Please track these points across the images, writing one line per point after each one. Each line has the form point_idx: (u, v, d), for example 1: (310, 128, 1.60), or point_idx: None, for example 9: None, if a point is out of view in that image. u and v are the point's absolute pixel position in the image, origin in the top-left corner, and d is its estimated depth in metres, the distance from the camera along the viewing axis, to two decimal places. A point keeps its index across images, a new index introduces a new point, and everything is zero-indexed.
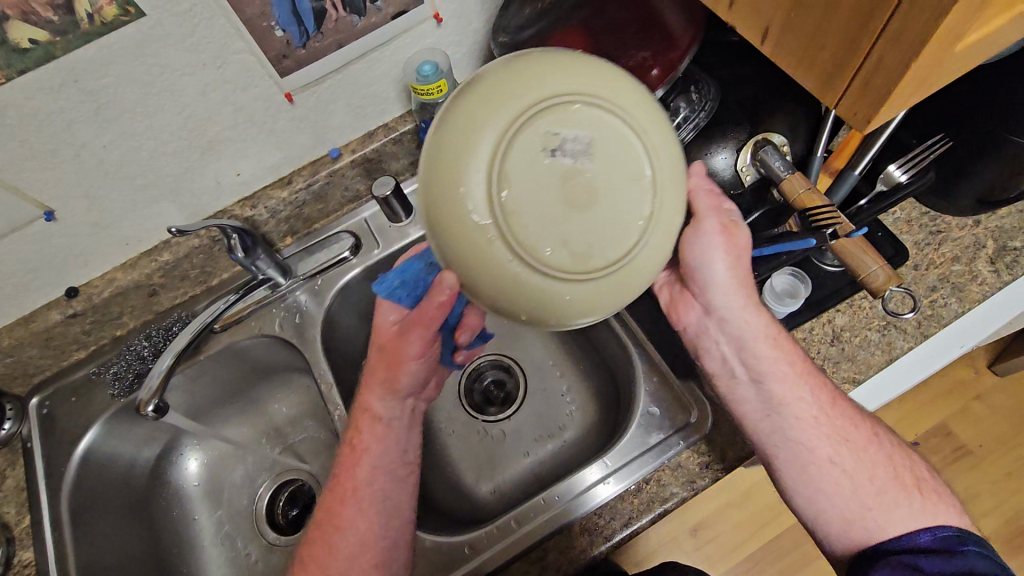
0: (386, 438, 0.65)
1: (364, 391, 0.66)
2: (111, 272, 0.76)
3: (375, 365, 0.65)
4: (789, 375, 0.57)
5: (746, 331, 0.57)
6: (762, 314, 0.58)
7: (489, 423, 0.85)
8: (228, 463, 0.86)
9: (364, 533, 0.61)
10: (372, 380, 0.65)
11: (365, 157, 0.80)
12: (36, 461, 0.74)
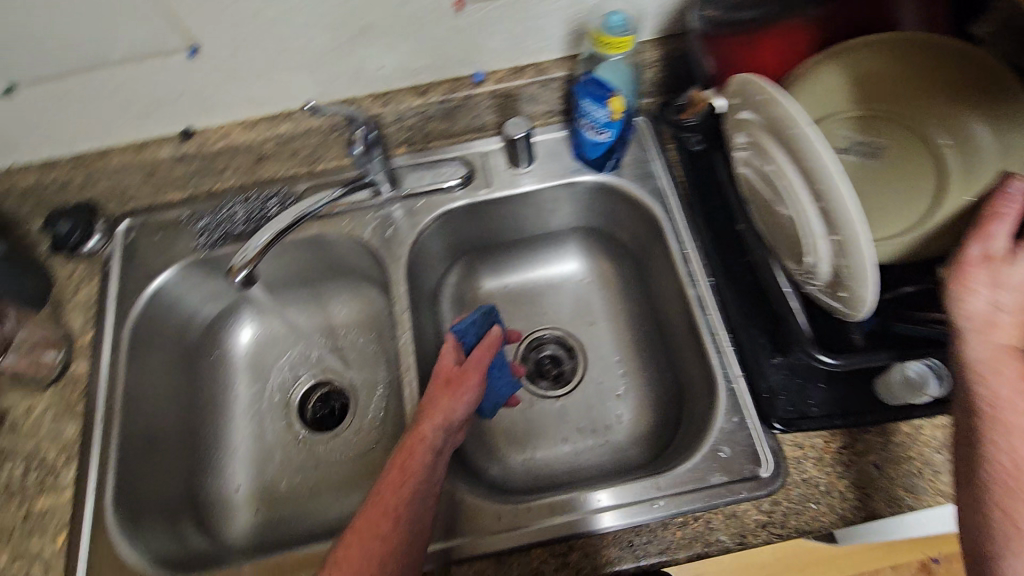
0: (430, 471, 0.59)
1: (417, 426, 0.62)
2: (228, 127, 0.74)
3: (435, 395, 0.65)
4: (1011, 406, 0.41)
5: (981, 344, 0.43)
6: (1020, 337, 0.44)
7: (535, 395, 0.83)
8: (278, 345, 0.87)
9: (414, 524, 0.55)
10: (431, 410, 0.63)
11: (506, 90, 0.76)
12: (111, 283, 0.76)
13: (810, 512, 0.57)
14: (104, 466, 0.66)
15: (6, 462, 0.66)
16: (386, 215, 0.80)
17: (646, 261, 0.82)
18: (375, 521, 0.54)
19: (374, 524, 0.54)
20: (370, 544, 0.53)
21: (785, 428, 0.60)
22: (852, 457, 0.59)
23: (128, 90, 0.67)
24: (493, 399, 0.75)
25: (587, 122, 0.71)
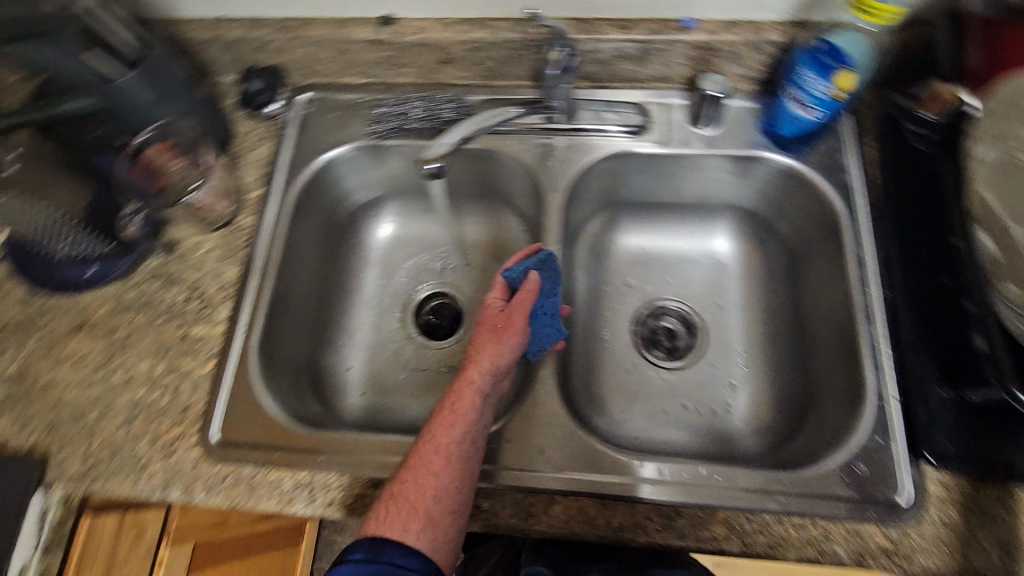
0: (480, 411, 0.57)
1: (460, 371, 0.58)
2: (427, 21, 0.74)
3: (477, 344, 0.60)
4: None
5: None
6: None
7: (642, 361, 0.82)
8: (410, 246, 0.89)
9: (466, 465, 0.54)
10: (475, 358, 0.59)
11: (712, 45, 0.71)
12: (285, 149, 0.79)
13: (941, 554, 0.54)
14: (252, 315, 0.70)
15: (173, 287, 0.72)
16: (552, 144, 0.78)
17: (798, 265, 0.78)
18: (425, 456, 0.52)
19: (425, 459, 0.52)
20: (421, 477, 0.51)
21: (936, 462, 0.57)
22: (1004, 514, 0.54)
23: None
24: (538, 342, 0.67)
25: (798, 93, 0.66)
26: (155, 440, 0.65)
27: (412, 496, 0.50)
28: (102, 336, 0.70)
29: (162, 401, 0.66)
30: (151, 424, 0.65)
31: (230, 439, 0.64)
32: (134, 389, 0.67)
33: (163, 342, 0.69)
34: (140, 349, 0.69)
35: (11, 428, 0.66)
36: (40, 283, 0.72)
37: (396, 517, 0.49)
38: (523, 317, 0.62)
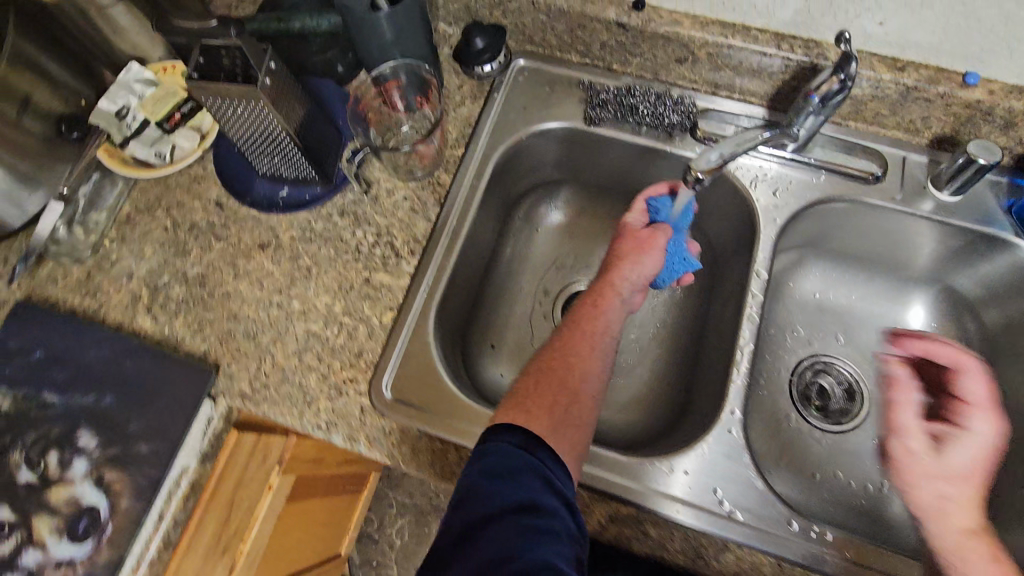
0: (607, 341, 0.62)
1: (596, 292, 0.66)
2: (677, 14, 0.68)
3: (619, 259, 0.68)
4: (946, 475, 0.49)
5: (943, 465, 0.49)
6: (982, 463, 0.49)
7: (793, 414, 0.77)
8: (579, 235, 0.85)
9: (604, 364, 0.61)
10: (613, 276, 0.66)
11: (992, 110, 0.63)
12: (490, 112, 0.75)
13: None
14: (436, 279, 0.68)
15: (361, 228, 0.70)
16: (774, 172, 0.71)
17: (995, 365, 0.71)
18: (559, 371, 0.58)
19: (558, 375, 0.58)
20: (557, 391, 0.57)
21: None
22: None
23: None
24: (667, 272, 0.72)
25: None
26: (326, 378, 0.64)
27: (548, 402, 0.56)
28: (286, 260, 0.69)
29: (336, 341, 0.65)
30: (323, 361, 0.65)
31: (402, 398, 0.62)
32: (310, 321, 0.66)
33: (345, 281, 0.68)
34: (323, 283, 0.68)
35: (188, 329, 0.66)
36: (237, 181, 0.72)
37: (546, 399, 0.56)
38: (665, 239, 0.69)
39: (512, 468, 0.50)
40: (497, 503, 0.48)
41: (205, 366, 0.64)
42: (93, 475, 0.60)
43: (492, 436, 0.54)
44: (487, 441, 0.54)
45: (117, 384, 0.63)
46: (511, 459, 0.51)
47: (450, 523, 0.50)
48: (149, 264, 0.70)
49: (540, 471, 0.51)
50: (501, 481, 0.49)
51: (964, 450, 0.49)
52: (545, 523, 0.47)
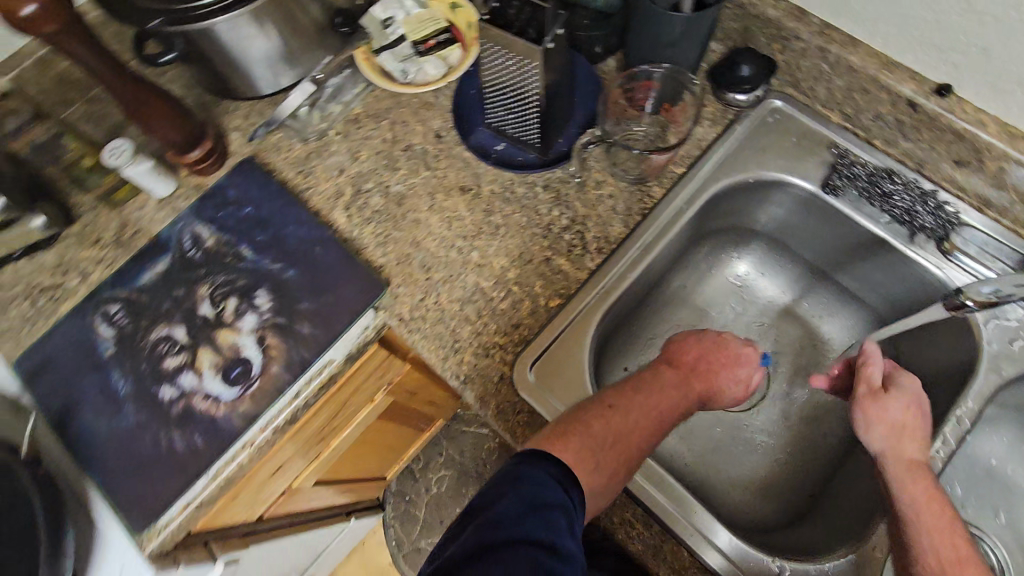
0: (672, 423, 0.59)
1: (687, 379, 0.60)
2: (982, 114, 0.63)
3: (715, 364, 0.62)
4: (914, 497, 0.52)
5: (903, 442, 0.56)
6: (914, 413, 0.58)
7: None
8: (755, 292, 0.81)
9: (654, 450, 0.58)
10: (704, 387, 0.61)
11: None
12: (728, 141, 0.72)
13: None
14: (615, 285, 0.67)
15: (560, 207, 0.70)
16: (1018, 321, 0.63)
17: None
18: (630, 434, 0.56)
19: (628, 443, 0.55)
20: (621, 462, 0.54)
21: None
22: None
23: (990, 21, 0.56)
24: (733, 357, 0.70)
25: None
26: (478, 334, 0.64)
27: (612, 464, 0.54)
28: (480, 210, 0.71)
29: (501, 305, 0.66)
30: (480, 317, 0.65)
31: (542, 383, 0.62)
32: (481, 276, 0.67)
33: (526, 252, 0.68)
34: (505, 246, 0.69)
35: (373, 239, 0.70)
36: (467, 121, 0.75)
37: (584, 444, 0.54)
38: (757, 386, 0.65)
39: (540, 498, 0.49)
40: (514, 534, 0.46)
41: (377, 277, 0.67)
42: (256, 334, 0.64)
43: (525, 461, 0.52)
44: (519, 465, 0.52)
45: (302, 264, 0.67)
46: (542, 492, 0.49)
47: (462, 543, 0.47)
48: (363, 166, 0.74)
49: (563, 508, 0.49)
50: (526, 509, 0.47)
51: (899, 400, 0.58)
52: (555, 566, 0.45)
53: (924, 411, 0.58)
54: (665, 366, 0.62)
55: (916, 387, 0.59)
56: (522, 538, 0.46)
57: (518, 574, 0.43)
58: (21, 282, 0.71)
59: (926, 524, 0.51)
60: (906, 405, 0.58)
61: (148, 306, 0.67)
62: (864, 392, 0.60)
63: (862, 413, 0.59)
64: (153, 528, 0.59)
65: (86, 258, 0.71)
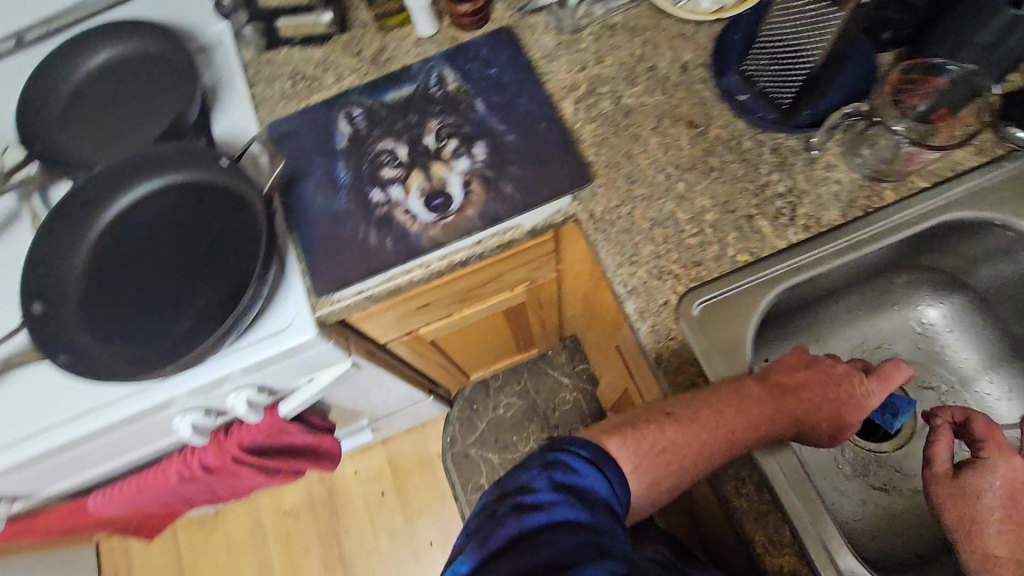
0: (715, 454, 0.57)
1: (772, 400, 0.56)
2: None
3: (812, 391, 0.58)
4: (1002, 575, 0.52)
5: (988, 527, 0.54)
6: (1009, 503, 0.54)
7: None
8: (935, 344, 0.76)
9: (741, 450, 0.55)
10: (801, 403, 0.57)
11: None
12: (991, 175, 0.65)
13: None
14: (810, 266, 0.64)
15: (782, 173, 0.67)
16: None
17: None
18: (681, 449, 0.55)
19: (680, 454, 0.55)
20: (670, 469, 0.55)
21: None
22: None
23: None
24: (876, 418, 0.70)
25: None
26: (657, 256, 0.65)
27: (659, 468, 0.55)
28: (701, 148, 0.70)
29: (687, 240, 0.65)
30: (665, 243, 0.65)
31: (703, 323, 0.62)
32: (680, 207, 0.67)
33: (731, 202, 0.67)
34: (712, 189, 0.67)
35: (591, 137, 0.72)
36: (720, 61, 0.73)
37: (629, 450, 0.55)
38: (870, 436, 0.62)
39: (573, 482, 0.50)
40: (558, 514, 0.46)
41: (585, 172, 0.69)
42: (463, 177, 0.70)
43: (560, 446, 0.53)
44: (554, 449, 0.53)
45: (524, 135, 0.72)
46: (577, 473, 0.50)
47: (490, 529, 0.47)
48: (603, 71, 0.76)
49: (606, 493, 0.50)
50: (564, 493, 0.48)
51: (983, 483, 0.55)
52: (607, 544, 0.45)
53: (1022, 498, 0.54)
54: (751, 379, 0.58)
55: (1015, 471, 0.55)
56: (573, 522, 0.46)
57: (570, 553, 0.43)
58: (292, 65, 0.82)
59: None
60: (995, 488, 0.55)
61: (383, 120, 0.75)
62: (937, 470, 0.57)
63: (940, 489, 0.56)
64: (328, 298, 0.67)
65: (346, 64, 0.81)
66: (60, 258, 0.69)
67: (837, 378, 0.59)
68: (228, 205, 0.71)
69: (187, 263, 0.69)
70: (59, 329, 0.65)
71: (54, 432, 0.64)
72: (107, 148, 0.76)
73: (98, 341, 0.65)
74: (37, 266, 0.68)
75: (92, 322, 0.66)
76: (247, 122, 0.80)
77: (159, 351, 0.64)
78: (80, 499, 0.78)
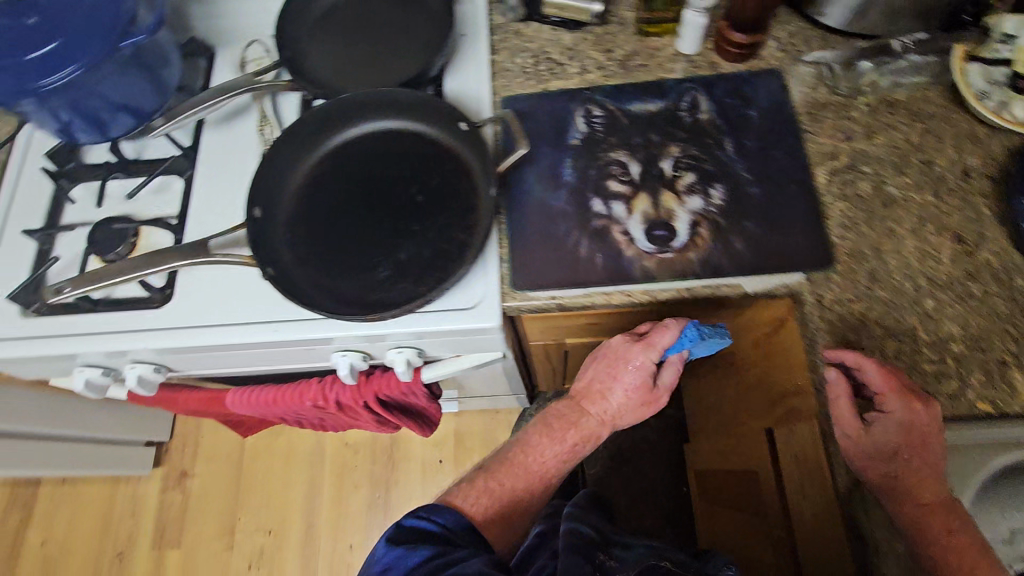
0: (569, 454, 0.73)
1: (569, 418, 0.74)
2: None
3: (594, 384, 0.73)
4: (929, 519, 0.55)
5: (906, 472, 0.56)
6: (897, 454, 0.56)
7: None
8: None
9: (559, 461, 0.73)
10: (588, 405, 0.73)
11: None
12: None
13: None
14: None
15: None
16: None
17: None
18: (515, 483, 0.71)
19: (515, 495, 0.70)
20: (521, 505, 0.70)
21: None
22: None
23: None
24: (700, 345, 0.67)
25: None
26: (882, 370, 0.60)
27: (512, 510, 0.70)
28: (962, 270, 0.63)
29: (924, 367, 0.59)
30: (894, 360, 0.60)
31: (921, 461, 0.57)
32: (923, 326, 0.61)
33: (984, 342, 0.60)
34: (966, 319, 0.61)
35: (841, 218, 0.66)
36: (1016, 184, 0.62)
37: (484, 499, 0.69)
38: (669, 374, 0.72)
39: (405, 522, 0.62)
40: (410, 561, 0.57)
41: (827, 255, 0.63)
42: (692, 217, 0.66)
43: (408, 515, 0.63)
44: (404, 521, 0.63)
45: (770, 193, 0.66)
46: (420, 524, 0.62)
47: None
48: (871, 148, 0.69)
49: (447, 523, 0.63)
50: (401, 546, 0.59)
51: (885, 445, 0.57)
52: (453, 558, 0.57)
53: (919, 446, 0.56)
54: (537, 430, 0.74)
55: (913, 414, 0.56)
56: (422, 559, 0.57)
57: None
58: (538, 43, 0.79)
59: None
60: (897, 425, 0.56)
61: (621, 130, 0.71)
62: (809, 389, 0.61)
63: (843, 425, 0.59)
64: (522, 292, 0.66)
65: (593, 57, 0.78)
66: (286, 170, 0.71)
67: (619, 354, 0.71)
68: (448, 168, 0.70)
69: (392, 212, 0.69)
70: (269, 240, 0.67)
71: (242, 331, 0.68)
72: (345, 74, 0.77)
73: (300, 264, 0.66)
74: (266, 170, 0.70)
75: (297, 242, 0.68)
76: (479, 84, 0.78)
77: (349, 293, 0.65)
78: (224, 391, 0.80)
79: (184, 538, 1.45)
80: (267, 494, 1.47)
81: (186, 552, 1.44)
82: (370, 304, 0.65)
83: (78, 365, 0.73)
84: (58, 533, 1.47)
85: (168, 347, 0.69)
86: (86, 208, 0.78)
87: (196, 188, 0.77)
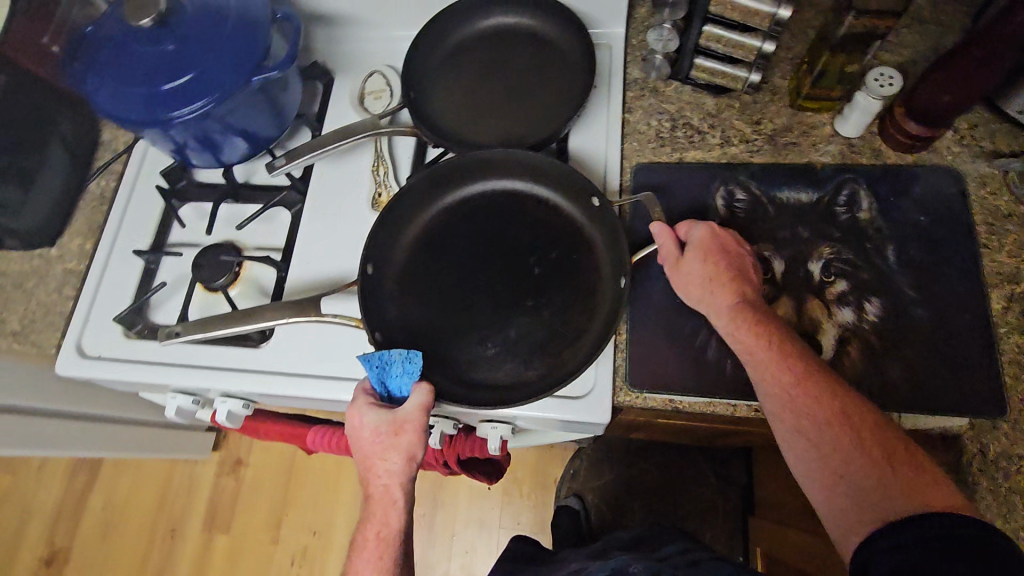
0: (384, 544, 0.54)
1: (365, 507, 0.56)
2: None
3: (359, 457, 0.57)
4: (799, 389, 0.51)
5: (745, 330, 0.54)
6: (713, 273, 0.57)
7: None
8: None
9: (388, 557, 0.53)
10: (371, 478, 0.56)
11: None
12: None
13: None
14: None
15: None
16: None
17: None
18: None
19: None
20: None
21: None
22: None
23: None
24: (386, 376, 0.58)
25: None
26: None
27: None
28: None
29: None
30: None
31: None
32: None
33: None
34: None
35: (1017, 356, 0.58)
36: None
37: None
38: (424, 395, 0.57)
39: None
40: None
41: (997, 401, 0.56)
42: (841, 332, 0.59)
43: None
44: None
45: (934, 317, 0.59)
46: None
47: None
48: None
49: None
50: None
51: (698, 269, 0.58)
52: None
53: (715, 257, 0.58)
54: (355, 542, 0.55)
55: (712, 231, 0.60)
56: None
57: None
58: (678, 105, 0.73)
59: (797, 403, 0.51)
60: (712, 261, 0.58)
61: (765, 220, 0.65)
62: (666, 245, 0.60)
63: (681, 275, 0.59)
64: (640, 391, 0.60)
65: (738, 128, 0.71)
66: (402, 222, 0.68)
67: (352, 424, 0.57)
68: (571, 243, 0.65)
69: (504, 281, 0.64)
70: (378, 298, 0.64)
71: (340, 387, 0.65)
72: (469, 122, 0.72)
73: (407, 329, 0.63)
74: (385, 221, 0.66)
75: (407, 304, 0.65)
76: (607, 152, 0.72)
77: (450, 366, 0.61)
78: (303, 429, 0.79)
79: (234, 524, 1.48)
80: (316, 493, 1.48)
81: (233, 537, 1.47)
82: (472, 384, 0.60)
83: (171, 393, 0.72)
84: (118, 500, 1.52)
85: (263, 392, 0.67)
86: (193, 231, 0.76)
87: (302, 224, 0.74)
